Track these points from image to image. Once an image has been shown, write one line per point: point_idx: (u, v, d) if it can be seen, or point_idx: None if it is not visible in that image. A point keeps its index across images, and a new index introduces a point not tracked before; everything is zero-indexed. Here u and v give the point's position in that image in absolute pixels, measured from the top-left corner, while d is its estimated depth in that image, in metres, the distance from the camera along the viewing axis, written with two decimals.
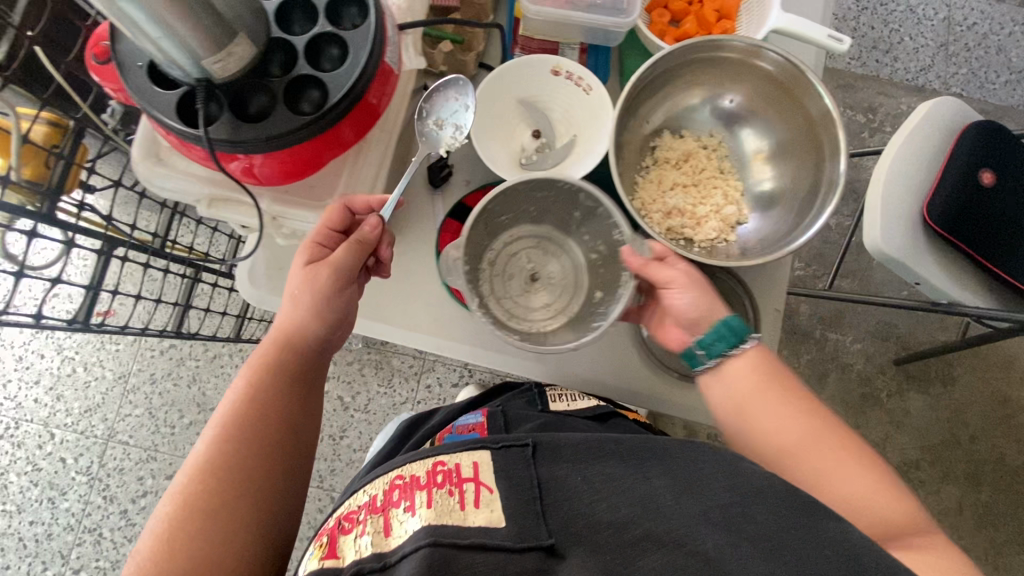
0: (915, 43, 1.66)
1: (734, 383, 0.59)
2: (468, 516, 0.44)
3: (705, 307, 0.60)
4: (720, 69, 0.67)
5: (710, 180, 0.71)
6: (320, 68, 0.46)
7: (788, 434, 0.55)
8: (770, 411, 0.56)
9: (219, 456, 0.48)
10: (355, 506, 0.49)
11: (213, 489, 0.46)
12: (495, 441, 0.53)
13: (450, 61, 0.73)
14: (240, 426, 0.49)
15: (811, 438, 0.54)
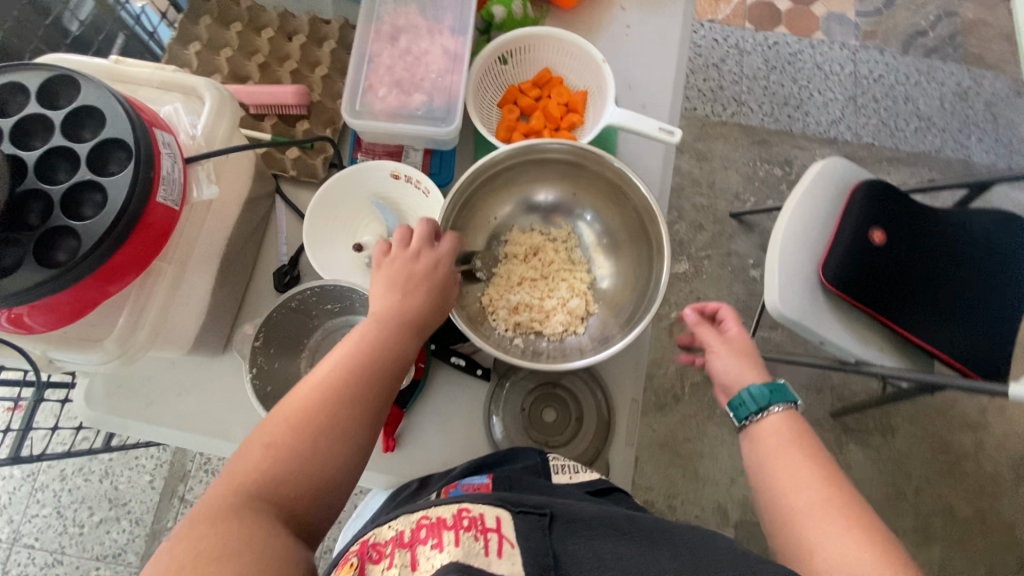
0: (824, 98, 1.73)
1: (763, 445, 0.53)
2: (490, 565, 0.36)
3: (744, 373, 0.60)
4: (552, 168, 0.68)
5: (558, 272, 0.71)
6: (79, 216, 0.45)
7: (790, 495, 0.48)
8: (790, 474, 0.49)
9: (336, 407, 0.41)
10: (383, 538, 0.42)
11: (328, 444, 0.40)
12: (514, 504, 0.45)
13: (300, 165, 0.74)
14: (359, 375, 0.43)
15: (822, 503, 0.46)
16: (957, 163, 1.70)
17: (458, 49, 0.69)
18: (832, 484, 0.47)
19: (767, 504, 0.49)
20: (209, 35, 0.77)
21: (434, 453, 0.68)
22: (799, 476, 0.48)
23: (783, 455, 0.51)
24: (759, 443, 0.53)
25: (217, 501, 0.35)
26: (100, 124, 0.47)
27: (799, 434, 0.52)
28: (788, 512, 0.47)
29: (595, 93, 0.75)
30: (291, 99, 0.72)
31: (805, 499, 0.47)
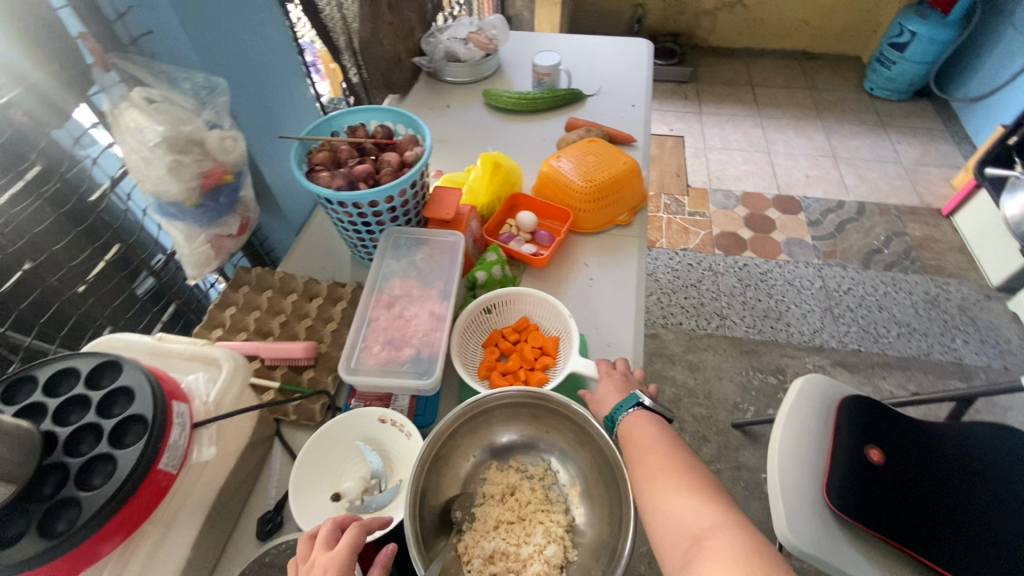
0: (801, 309, 1.88)
1: (633, 429, 0.70)
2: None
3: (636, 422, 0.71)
4: (525, 412, 0.75)
5: (535, 513, 0.72)
6: (87, 486, 0.51)
7: (671, 510, 0.60)
8: (655, 463, 0.65)
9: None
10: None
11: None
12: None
13: (300, 409, 0.82)
14: None
15: (694, 505, 0.59)
16: (950, 365, 1.74)
17: (444, 311, 0.83)
18: (705, 493, 0.60)
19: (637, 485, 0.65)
20: (245, 301, 0.94)
21: None
22: (678, 494, 0.61)
23: (661, 474, 0.64)
24: (640, 465, 0.66)
25: None
26: (130, 400, 0.57)
27: (664, 447, 0.67)
28: (677, 526, 0.59)
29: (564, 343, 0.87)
30: (301, 351, 0.84)
31: (692, 516, 0.58)
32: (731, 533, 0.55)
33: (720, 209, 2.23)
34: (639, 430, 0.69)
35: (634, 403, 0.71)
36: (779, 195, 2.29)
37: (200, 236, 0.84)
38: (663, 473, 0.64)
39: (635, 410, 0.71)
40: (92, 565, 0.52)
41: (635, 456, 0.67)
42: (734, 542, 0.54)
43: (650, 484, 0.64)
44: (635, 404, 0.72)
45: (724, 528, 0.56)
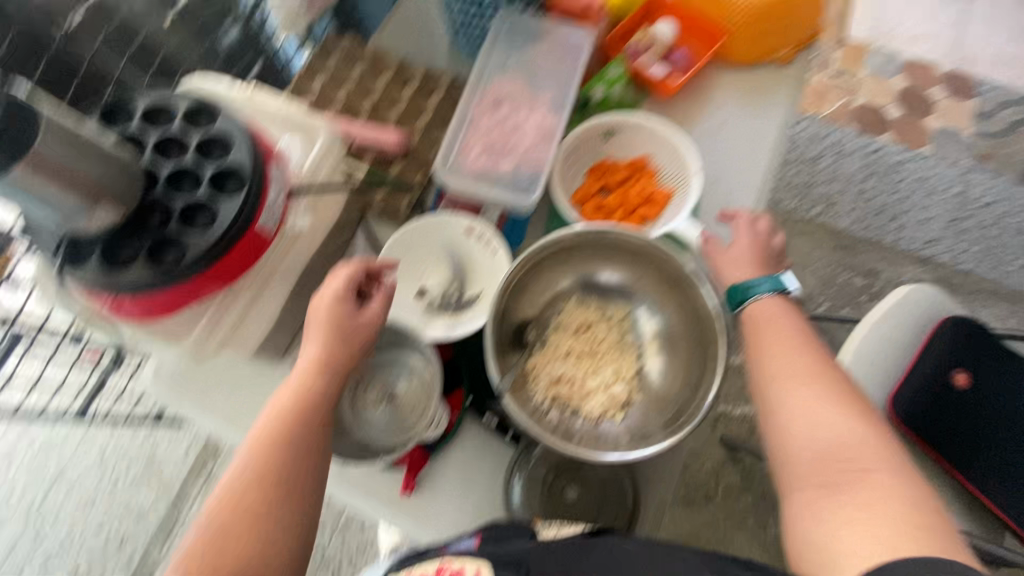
0: (924, 214, 1.64)
1: (761, 317, 0.64)
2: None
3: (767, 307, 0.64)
4: (625, 255, 0.69)
5: (606, 353, 0.70)
6: (189, 230, 0.50)
7: (804, 415, 0.56)
8: (792, 363, 0.59)
9: (259, 461, 0.53)
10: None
11: (256, 494, 0.52)
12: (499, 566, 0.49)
13: (386, 203, 0.79)
14: (266, 445, 0.54)
15: (833, 415, 0.55)
16: None
17: (554, 127, 0.72)
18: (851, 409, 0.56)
19: (764, 379, 0.60)
20: (334, 72, 0.85)
21: (448, 505, 0.67)
22: (829, 404, 0.56)
23: (799, 377, 0.58)
24: (773, 360, 0.60)
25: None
26: (227, 149, 0.53)
27: (801, 346, 0.61)
28: (813, 435, 0.55)
29: (679, 197, 0.76)
30: (390, 145, 0.76)
31: (831, 432, 0.54)
32: (866, 441, 0.54)
33: (874, 73, 1.83)
34: (775, 320, 0.63)
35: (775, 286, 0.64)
36: (954, 71, 1.85)
37: None
38: (804, 377, 0.58)
39: (773, 293, 0.65)
40: (195, 302, 0.54)
41: (763, 354, 0.61)
42: (870, 452, 0.53)
43: (784, 386, 0.59)
44: (777, 288, 0.65)
45: (864, 439, 0.54)
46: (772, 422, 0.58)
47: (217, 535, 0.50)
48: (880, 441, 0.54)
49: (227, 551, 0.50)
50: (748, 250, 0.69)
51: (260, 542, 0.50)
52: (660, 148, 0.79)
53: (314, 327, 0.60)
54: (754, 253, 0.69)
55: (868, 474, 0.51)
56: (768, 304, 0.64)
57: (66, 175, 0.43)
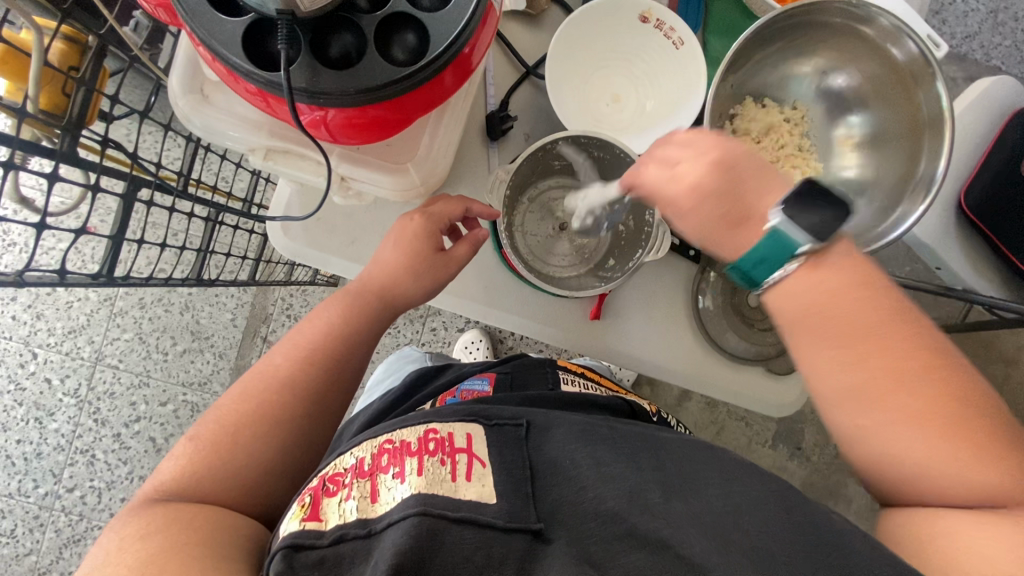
0: (966, 6, 1.57)
1: (829, 286, 0.40)
2: (458, 491, 0.36)
3: (842, 288, 0.40)
4: (833, 38, 0.61)
5: (789, 158, 0.66)
6: (417, 7, 0.37)
7: (901, 451, 0.38)
8: (860, 352, 0.39)
9: (292, 372, 0.49)
10: (341, 468, 0.39)
11: (285, 405, 0.48)
12: (488, 416, 0.44)
13: None
14: (298, 359, 0.50)
15: (948, 453, 0.37)
16: None
17: None
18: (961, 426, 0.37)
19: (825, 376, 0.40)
20: None
21: (634, 324, 0.67)
22: (913, 417, 0.37)
23: (880, 396, 0.38)
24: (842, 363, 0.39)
25: (169, 477, 0.44)
26: None
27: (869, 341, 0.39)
28: (890, 442, 0.38)
29: None
30: None
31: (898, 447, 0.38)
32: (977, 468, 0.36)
33: None
34: (832, 304, 0.40)
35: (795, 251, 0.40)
36: None
37: None
38: (898, 370, 0.38)
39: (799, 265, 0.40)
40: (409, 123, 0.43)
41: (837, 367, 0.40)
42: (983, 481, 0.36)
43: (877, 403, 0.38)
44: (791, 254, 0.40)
45: (964, 464, 0.37)
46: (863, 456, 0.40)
47: (225, 444, 0.45)
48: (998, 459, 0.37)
49: (236, 445, 0.46)
50: (716, 202, 0.43)
51: (270, 445, 0.47)
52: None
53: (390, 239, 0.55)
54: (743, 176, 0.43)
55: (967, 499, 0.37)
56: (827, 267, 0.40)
57: None
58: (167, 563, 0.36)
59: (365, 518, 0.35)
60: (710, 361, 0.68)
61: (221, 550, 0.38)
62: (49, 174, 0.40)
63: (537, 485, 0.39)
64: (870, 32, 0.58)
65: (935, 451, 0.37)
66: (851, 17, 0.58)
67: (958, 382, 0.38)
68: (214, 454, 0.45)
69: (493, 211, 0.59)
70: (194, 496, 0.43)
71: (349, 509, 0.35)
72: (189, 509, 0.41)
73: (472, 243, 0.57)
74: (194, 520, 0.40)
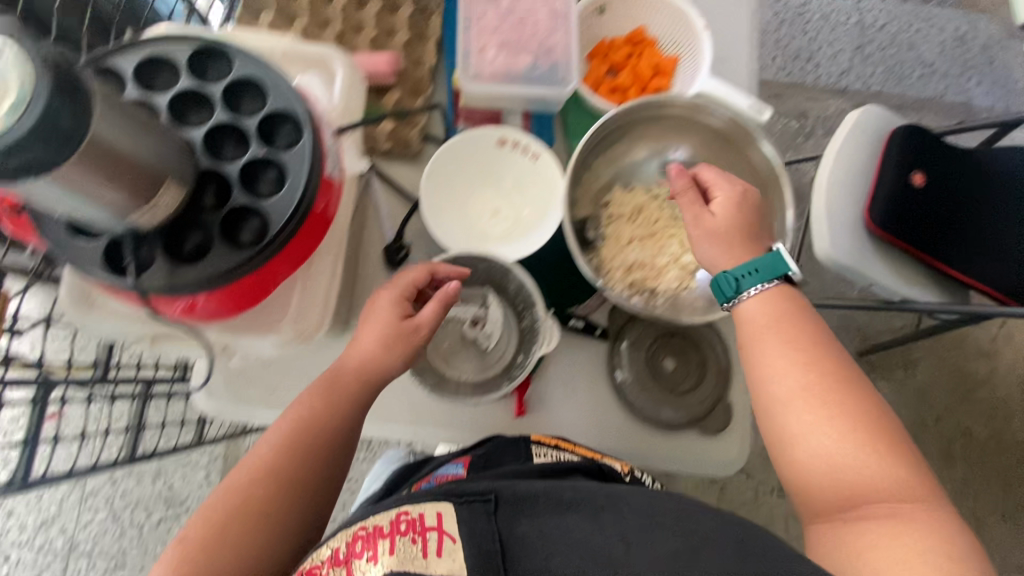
0: (833, 48, 1.76)
1: (772, 333, 0.56)
2: (428, 568, 0.39)
3: (783, 328, 0.56)
4: (671, 126, 0.69)
5: (665, 230, 0.72)
6: (257, 195, 0.43)
7: (823, 447, 0.50)
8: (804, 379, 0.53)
9: (292, 458, 0.51)
10: (319, 560, 0.42)
11: (272, 495, 0.49)
12: (459, 491, 0.45)
13: (394, 139, 0.72)
14: (285, 446, 0.51)
15: (873, 460, 0.49)
16: (959, 107, 1.78)
17: (564, 8, 0.66)
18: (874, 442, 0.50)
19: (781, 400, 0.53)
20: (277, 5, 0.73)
21: (561, 411, 0.69)
22: (840, 433, 0.50)
23: (816, 412, 0.51)
24: (794, 387, 0.53)
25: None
26: (260, 96, 0.45)
27: (810, 368, 0.53)
28: (838, 457, 0.49)
29: (685, 63, 0.75)
30: (387, 66, 0.69)
31: (843, 461, 0.49)
32: (894, 474, 0.49)
33: None
34: (761, 328, 0.57)
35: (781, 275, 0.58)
36: None
37: None
38: (834, 396, 0.52)
39: (775, 284, 0.58)
40: (279, 285, 0.48)
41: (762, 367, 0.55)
42: (884, 477, 0.48)
43: (788, 401, 0.53)
44: (780, 276, 0.58)
45: (885, 469, 0.49)
46: (789, 453, 0.52)
47: (207, 539, 0.46)
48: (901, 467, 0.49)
49: (225, 542, 0.47)
50: (735, 217, 0.60)
51: (271, 529, 0.48)
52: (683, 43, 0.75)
53: (368, 318, 0.57)
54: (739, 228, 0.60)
55: (881, 497, 0.48)
56: (775, 314, 0.57)
57: (112, 160, 0.34)
58: None
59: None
60: (644, 433, 0.69)
61: None
62: None
63: (508, 555, 0.41)
64: (691, 114, 0.66)
65: (864, 466, 0.49)
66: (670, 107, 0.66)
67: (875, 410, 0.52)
68: (198, 553, 0.46)
69: (456, 271, 0.60)
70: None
71: None
72: None
73: (443, 301, 0.56)
74: None
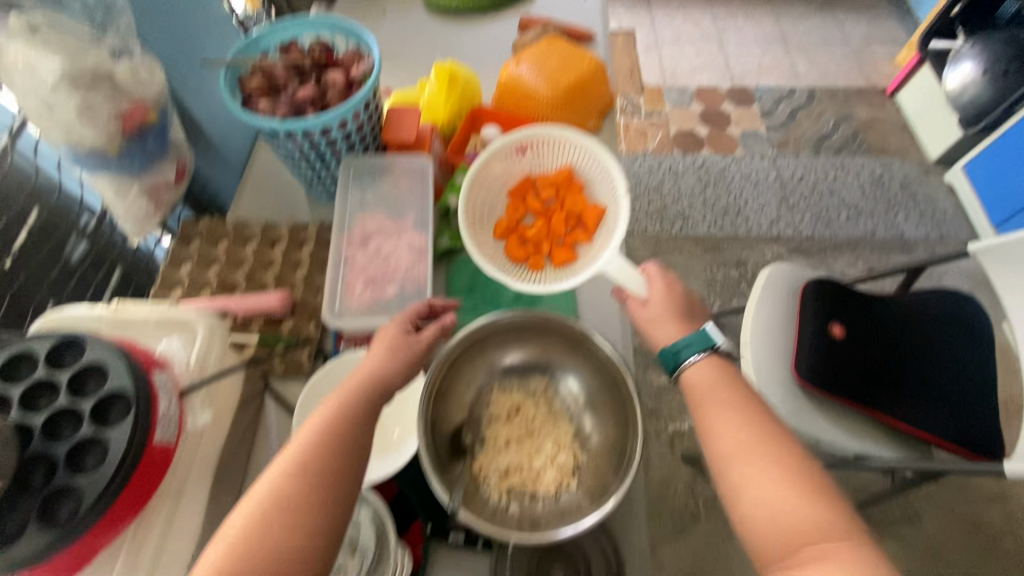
0: (759, 202, 1.93)
1: (700, 390, 0.63)
2: None
3: (710, 379, 0.63)
4: (529, 334, 0.75)
5: (542, 428, 0.74)
6: (79, 472, 0.48)
7: (762, 495, 0.52)
8: (733, 436, 0.57)
9: (316, 449, 0.52)
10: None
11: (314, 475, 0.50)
12: None
13: (288, 361, 0.80)
14: (324, 437, 0.53)
15: (792, 496, 0.51)
16: (892, 240, 1.88)
17: (423, 243, 0.79)
18: (803, 482, 0.52)
19: (718, 458, 0.57)
20: (200, 255, 0.87)
21: None
22: (771, 478, 0.53)
23: (743, 461, 0.55)
24: (721, 443, 0.57)
25: None
26: (103, 376, 0.52)
27: (743, 428, 0.57)
28: (765, 505, 0.52)
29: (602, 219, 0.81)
30: (278, 305, 0.79)
31: (776, 499, 0.51)
32: (811, 509, 0.50)
33: (676, 107, 2.19)
34: (711, 393, 0.62)
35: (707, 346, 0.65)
36: (731, 88, 2.25)
37: (132, 189, 0.74)
38: (758, 450, 0.55)
39: (704, 354, 0.65)
40: (103, 546, 0.50)
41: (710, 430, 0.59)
42: (811, 518, 0.49)
43: (733, 462, 0.56)
44: (706, 347, 0.65)
45: (803, 506, 0.50)
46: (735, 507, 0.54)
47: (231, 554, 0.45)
48: (824, 504, 0.50)
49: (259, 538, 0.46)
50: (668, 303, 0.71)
51: (292, 529, 0.47)
52: (608, 200, 0.82)
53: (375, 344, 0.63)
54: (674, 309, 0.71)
55: (817, 536, 0.48)
56: (701, 371, 0.64)
57: None
58: None
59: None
60: None
61: None
62: None
63: None
64: (538, 320, 0.73)
65: (790, 509, 0.50)
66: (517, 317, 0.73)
67: (803, 463, 0.54)
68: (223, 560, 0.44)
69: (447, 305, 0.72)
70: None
71: None
72: None
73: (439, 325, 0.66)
74: None
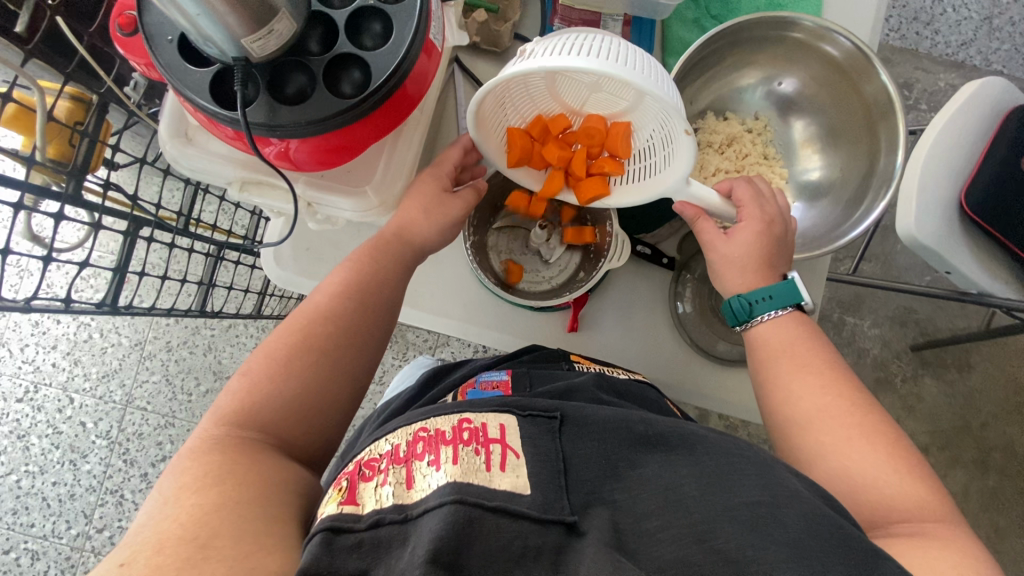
0: (958, 15, 1.58)
1: (774, 341, 0.55)
2: (492, 481, 0.37)
3: (788, 338, 0.55)
4: (785, 52, 0.64)
5: (754, 166, 0.68)
6: (361, 47, 0.42)
7: (846, 466, 0.47)
8: (814, 400, 0.51)
9: (336, 310, 0.51)
10: (377, 454, 0.40)
11: (331, 337, 0.49)
12: (523, 407, 0.44)
13: (483, 31, 0.67)
14: (348, 297, 0.51)
15: (883, 466, 0.46)
16: None
17: None
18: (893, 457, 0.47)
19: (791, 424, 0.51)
20: None
21: (608, 330, 0.69)
22: (860, 451, 0.47)
23: (824, 427, 0.49)
24: (799, 407, 0.51)
25: (206, 434, 0.44)
26: None
27: (833, 397, 0.51)
28: (855, 482, 0.46)
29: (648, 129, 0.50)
30: None
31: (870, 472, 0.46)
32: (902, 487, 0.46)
33: None
34: (786, 344, 0.55)
35: (794, 304, 0.56)
36: None
37: None
38: (838, 418, 0.50)
39: (789, 311, 0.56)
40: (369, 146, 0.48)
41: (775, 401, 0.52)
42: (915, 498, 0.45)
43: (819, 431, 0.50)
44: (793, 304, 0.56)
45: (901, 487, 0.45)
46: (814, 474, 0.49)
47: (264, 391, 0.46)
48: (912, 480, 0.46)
49: (284, 380, 0.47)
50: (753, 245, 0.56)
51: (320, 381, 0.48)
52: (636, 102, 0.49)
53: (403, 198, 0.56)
54: (762, 248, 0.57)
55: (913, 515, 0.44)
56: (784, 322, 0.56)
57: None
58: (233, 507, 0.38)
59: (401, 504, 0.36)
60: (689, 362, 0.69)
61: (282, 501, 0.40)
62: (56, 214, 0.45)
63: (570, 477, 0.39)
64: (798, 33, 0.61)
65: (884, 484, 0.46)
66: (779, 23, 0.61)
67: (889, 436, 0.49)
68: (269, 384, 0.47)
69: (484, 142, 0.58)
70: (255, 429, 0.45)
71: (385, 494, 0.36)
72: (250, 452, 0.43)
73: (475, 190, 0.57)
74: (251, 471, 0.41)
